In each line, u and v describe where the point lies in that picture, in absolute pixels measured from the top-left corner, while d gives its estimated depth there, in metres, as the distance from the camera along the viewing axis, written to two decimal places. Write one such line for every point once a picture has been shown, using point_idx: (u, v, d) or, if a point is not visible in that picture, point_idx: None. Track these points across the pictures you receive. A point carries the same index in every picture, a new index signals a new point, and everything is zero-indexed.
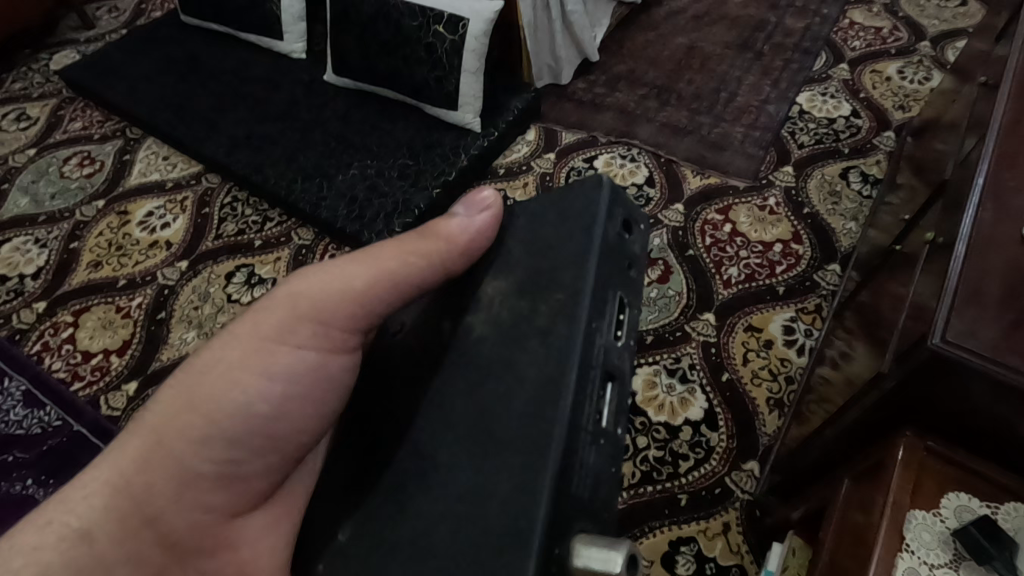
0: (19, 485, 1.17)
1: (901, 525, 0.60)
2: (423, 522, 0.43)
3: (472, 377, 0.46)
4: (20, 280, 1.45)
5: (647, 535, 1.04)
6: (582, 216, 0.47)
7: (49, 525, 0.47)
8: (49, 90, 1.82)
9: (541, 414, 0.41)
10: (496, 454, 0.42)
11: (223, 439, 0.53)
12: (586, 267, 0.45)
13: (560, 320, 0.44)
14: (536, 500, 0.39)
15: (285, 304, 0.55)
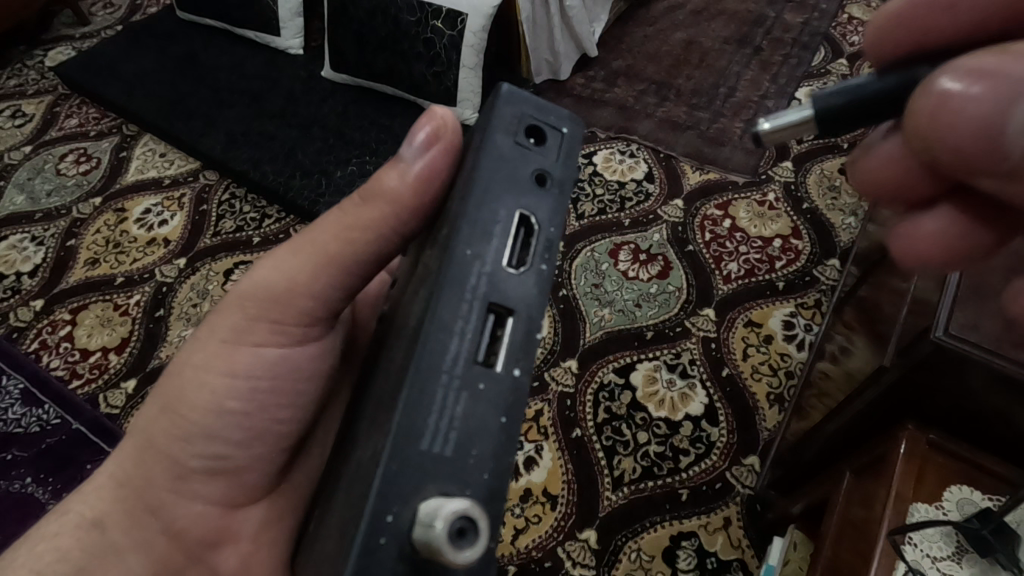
0: (18, 484, 1.16)
1: (903, 518, 0.60)
2: (337, 500, 0.41)
3: (393, 336, 0.45)
4: (17, 278, 1.44)
5: (648, 530, 1.04)
6: (479, 134, 0.43)
7: (66, 514, 0.53)
8: (44, 87, 1.81)
9: (405, 357, 0.37)
10: (377, 415, 0.39)
11: (204, 436, 0.53)
12: (467, 190, 0.40)
13: (439, 253, 0.40)
14: (378, 458, 0.34)
15: (236, 306, 0.55)
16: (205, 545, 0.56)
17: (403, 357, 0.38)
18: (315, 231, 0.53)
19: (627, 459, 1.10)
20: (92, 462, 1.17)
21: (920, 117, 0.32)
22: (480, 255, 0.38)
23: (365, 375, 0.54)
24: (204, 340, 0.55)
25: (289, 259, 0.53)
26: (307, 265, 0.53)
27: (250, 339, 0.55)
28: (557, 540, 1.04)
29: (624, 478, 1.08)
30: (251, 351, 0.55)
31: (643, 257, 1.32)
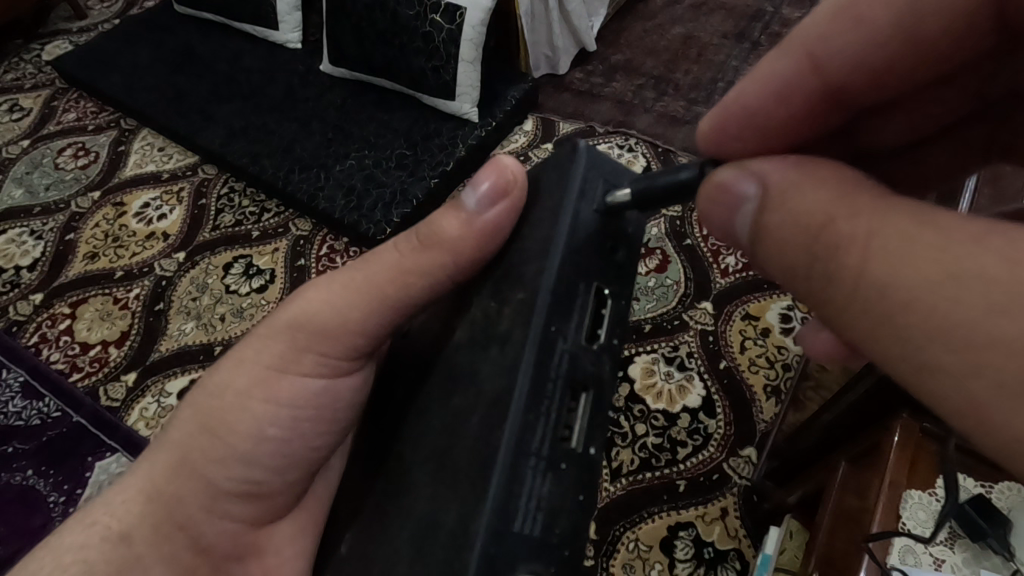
0: (19, 476, 1.16)
1: (898, 503, 0.61)
2: (391, 541, 0.43)
3: (447, 388, 0.46)
4: (16, 272, 1.44)
5: (647, 520, 1.05)
6: (555, 197, 0.47)
7: (93, 524, 0.50)
8: (42, 80, 1.81)
9: (492, 431, 0.40)
10: (453, 474, 0.41)
11: (241, 460, 0.54)
12: (545, 258, 0.44)
13: (518, 324, 0.43)
14: (470, 530, 0.38)
15: (285, 335, 0.56)
16: (229, 557, 0.56)
17: (485, 429, 0.41)
18: (365, 266, 0.54)
19: (626, 451, 1.11)
20: (93, 456, 1.17)
21: (701, 204, 0.41)
22: (563, 331, 0.43)
23: (388, 396, 0.54)
24: (245, 364, 0.56)
25: (341, 295, 0.54)
26: (357, 304, 0.54)
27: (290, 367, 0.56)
28: None
29: (623, 469, 1.09)
30: (292, 376, 0.56)
31: (643, 251, 1.33)
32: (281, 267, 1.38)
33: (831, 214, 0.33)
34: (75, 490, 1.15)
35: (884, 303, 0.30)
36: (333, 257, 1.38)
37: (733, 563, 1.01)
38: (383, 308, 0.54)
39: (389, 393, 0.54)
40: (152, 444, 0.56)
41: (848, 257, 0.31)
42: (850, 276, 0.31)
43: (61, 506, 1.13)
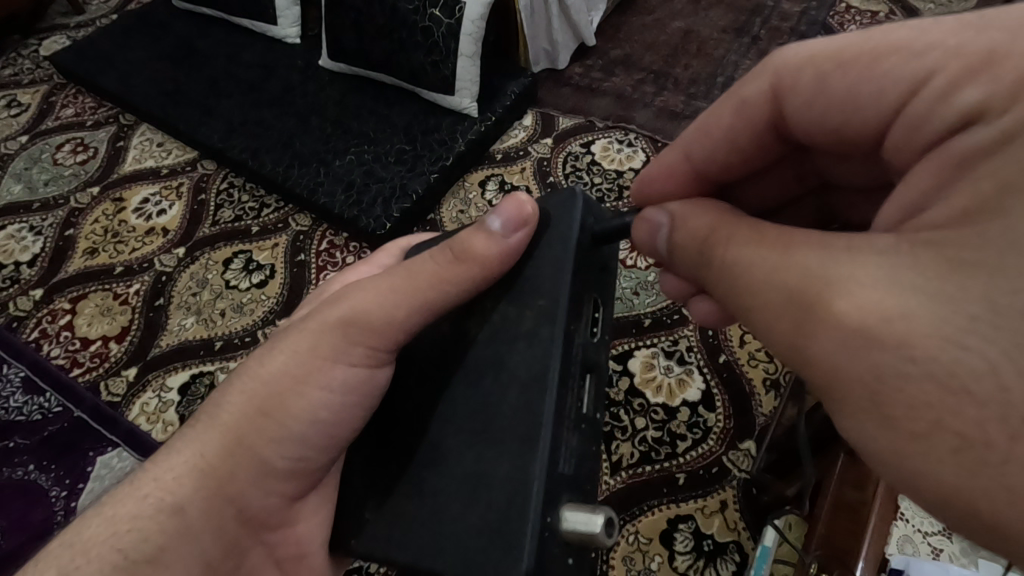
0: (20, 471, 1.17)
1: (896, 494, 0.62)
2: (438, 504, 0.49)
3: (472, 374, 0.51)
4: (16, 268, 1.44)
5: (646, 514, 1.05)
6: (560, 226, 0.52)
7: (146, 497, 0.53)
8: (39, 76, 1.80)
9: (532, 405, 0.47)
10: (497, 442, 0.48)
11: (294, 441, 0.55)
12: (557, 278, 0.50)
13: (544, 322, 0.49)
14: (529, 481, 0.45)
15: (338, 329, 0.56)
16: (268, 527, 0.59)
17: (523, 408, 0.48)
18: (410, 269, 0.54)
19: (625, 445, 1.12)
20: (95, 450, 1.18)
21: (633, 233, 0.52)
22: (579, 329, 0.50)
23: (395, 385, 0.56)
24: (301, 353, 0.56)
25: (389, 293, 0.54)
26: (403, 301, 0.53)
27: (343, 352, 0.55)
28: None
29: (623, 463, 1.10)
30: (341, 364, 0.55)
31: None
32: (281, 262, 1.38)
33: (713, 231, 0.45)
34: (76, 484, 1.15)
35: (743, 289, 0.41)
36: (333, 252, 1.38)
37: (733, 555, 1.01)
38: (425, 312, 0.54)
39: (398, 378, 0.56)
40: (201, 421, 0.56)
41: (718, 253, 0.44)
42: (726, 277, 0.43)
43: (62, 500, 1.14)
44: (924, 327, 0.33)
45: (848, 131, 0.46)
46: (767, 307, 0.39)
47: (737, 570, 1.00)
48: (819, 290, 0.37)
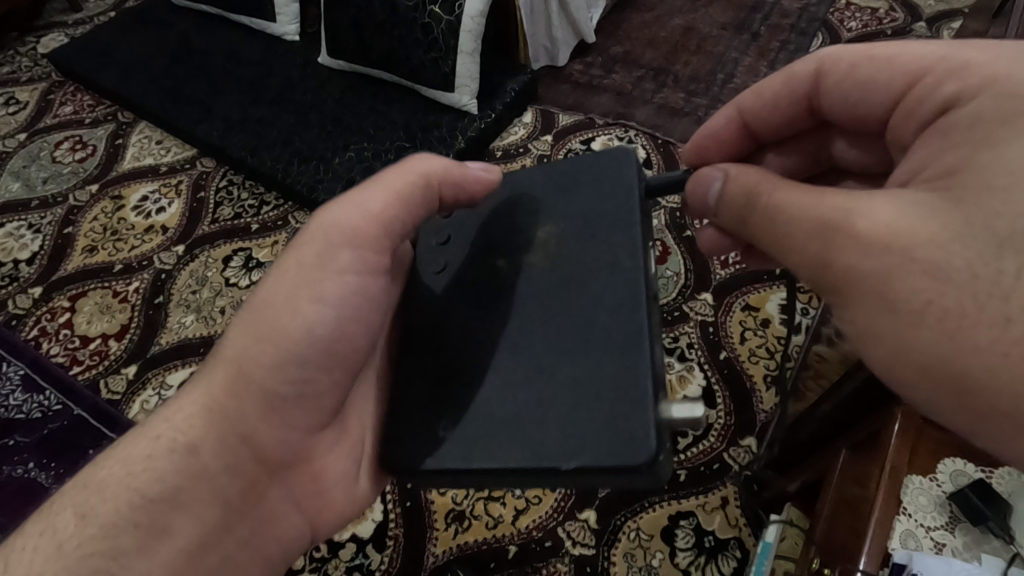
0: (21, 469, 1.16)
1: (899, 489, 0.61)
2: (535, 415, 0.49)
3: (556, 297, 0.53)
4: (15, 265, 1.44)
5: (648, 510, 1.05)
6: (618, 171, 0.57)
7: (158, 438, 0.52)
8: (38, 74, 1.80)
9: (624, 317, 0.51)
10: (593, 352, 0.50)
11: (295, 361, 0.56)
12: (629, 211, 0.55)
13: (625, 251, 0.53)
14: (639, 379, 0.48)
15: (318, 237, 0.58)
16: (285, 465, 0.58)
17: (620, 317, 0.51)
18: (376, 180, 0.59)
19: None
20: (95, 448, 1.17)
21: (689, 185, 0.55)
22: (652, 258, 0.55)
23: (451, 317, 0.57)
24: (285, 269, 0.58)
25: (361, 196, 0.58)
26: (380, 202, 0.58)
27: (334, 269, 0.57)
28: (557, 520, 1.06)
29: None
30: (330, 278, 0.57)
31: None
32: None
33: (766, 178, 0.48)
34: None
35: (777, 228, 0.45)
36: None
37: (734, 552, 1.01)
38: (402, 211, 0.59)
39: (452, 307, 0.57)
40: (207, 364, 0.58)
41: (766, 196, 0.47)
42: (764, 218, 0.47)
43: None
44: (922, 238, 0.38)
45: (865, 106, 0.51)
46: (802, 237, 0.43)
47: (738, 566, 1.00)
48: (846, 207, 0.41)
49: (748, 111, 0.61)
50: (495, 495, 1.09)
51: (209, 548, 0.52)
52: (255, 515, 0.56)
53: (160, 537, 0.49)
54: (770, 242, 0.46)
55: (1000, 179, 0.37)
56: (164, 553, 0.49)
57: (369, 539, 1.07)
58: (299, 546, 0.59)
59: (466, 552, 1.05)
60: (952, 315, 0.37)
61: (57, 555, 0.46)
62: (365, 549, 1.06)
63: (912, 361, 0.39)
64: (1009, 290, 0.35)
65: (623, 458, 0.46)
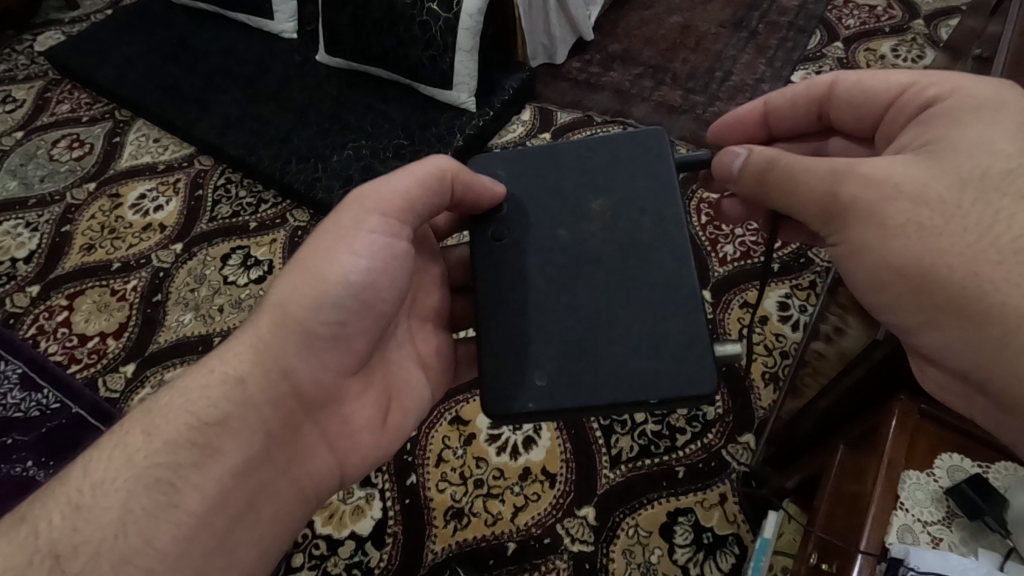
0: (19, 467, 1.16)
1: (897, 484, 0.61)
2: (616, 361, 0.59)
3: (619, 262, 0.62)
4: (13, 264, 1.44)
5: (646, 507, 1.05)
6: (658, 152, 0.66)
7: (212, 371, 0.56)
8: (34, 72, 1.79)
9: (681, 278, 0.61)
10: (659, 308, 0.60)
11: (332, 302, 0.58)
12: (671, 188, 0.64)
13: (672, 223, 0.63)
14: (701, 329, 0.59)
15: (353, 204, 0.62)
16: (316, 405, 0.60)
17: (681, 277, 0.61)
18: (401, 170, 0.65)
19: (625, 438, 1.12)
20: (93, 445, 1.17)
21: (716, 162, 0.61)
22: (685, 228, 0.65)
23: (520, 279, 0.63)
24: (325, 229, 0.62)
25: (392, 177, 0.64)
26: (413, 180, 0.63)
27: (370, 224, 0.61)
28: (556, 517, 1.06)
29: (622, 456, 1.10)
30: (367, 231, 0.61)
31: None
32: (278, 257, 1.38)
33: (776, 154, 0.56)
34: None
35: (795, 182, 0.53)
36: None
37: (732, 548, 1.01)
38: (426, 194, 0.64)
39: (518, 271, 0.63)
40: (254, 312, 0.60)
41: (777, 169, 0.55)
42: (784, 175, 0.54)
43: None
44: (906, 178, 0.48)
45: (865, 107, 0.59)
46: (814, 184, 0.52)
47: (737, 561, 1.00)
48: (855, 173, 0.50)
49: (773, 105, 0.68)
50: (494, 492, 1.09)
51: (251, 472, 0.54)
52: (294, 447, 0.58)
53: (210, 456, 0.52)
54: (785, 189, 0.55)
55: (963, 145, 0.48)
56: (214, 471, 0.51)
57: (368, 536, 1.07)
58: (330, 485, 0.61)
59: (465, 549, 1.05)
60: (925, 230, 0.46)
61: (129, 462, 0.50)
62: (365, 546, 1.06)
63: (886, 268, 0.48)
64: (966, 210, 0.45)
65: (693, 390, 0.57)
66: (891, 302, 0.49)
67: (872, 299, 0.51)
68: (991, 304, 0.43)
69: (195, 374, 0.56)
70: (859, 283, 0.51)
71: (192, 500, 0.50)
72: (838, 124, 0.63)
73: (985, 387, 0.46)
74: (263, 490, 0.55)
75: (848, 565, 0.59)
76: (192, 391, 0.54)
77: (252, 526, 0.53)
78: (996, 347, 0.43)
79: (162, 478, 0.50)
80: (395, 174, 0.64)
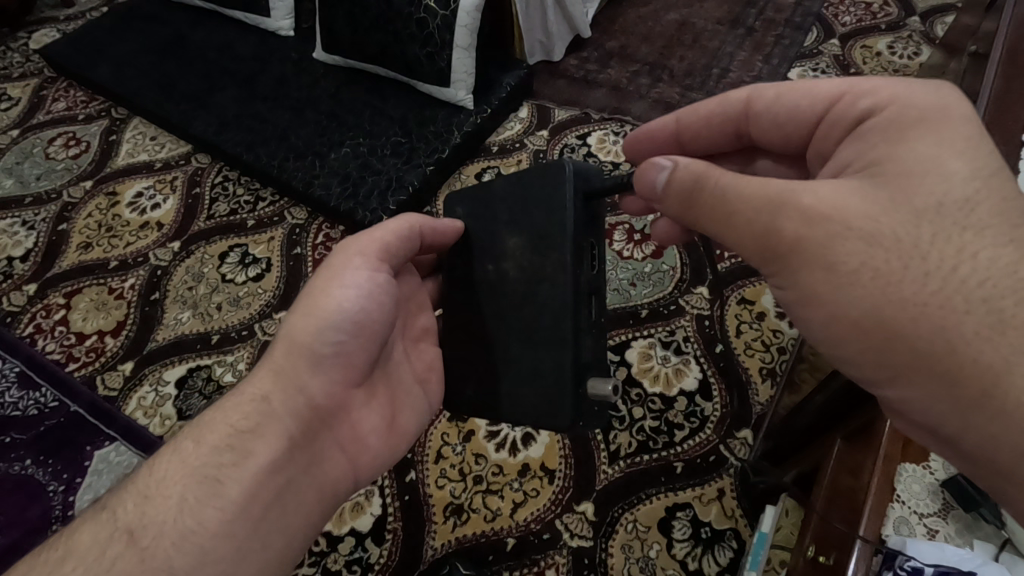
0: (17, 466, 1.15)
1: (893, 476, 0.62)
2: (503, 388, 0.65)
3: (515, 300, 0.64)
4: (9, 262, 1.43)
5: (646, 501, 1.06)
6: (556, 191, 0.62)
7: (245, 395, 0.60)
8: (29, 70, 1.78)
9: (558, 322, 0.61)
10: (538, 347, 0.62)
11: (330, 327, 0.61)
12: (564, 230, 0.61)
13: (558, 267, 0.61)
14: (566, 371, 0.60)
15: (342, 249, 0.66)
16: (331, 414, 0.62)
17: (559, 321, 0.61)
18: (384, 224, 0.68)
19: (624, 434, 1.12)
20: (92, 444, 1.17)
21: (641, 178, 0.56)
22: (586, 266, 0.62)
23: (451, 305, 0.69)
24: (322, 267, 0.65)
25: (380, 227, 0.68)
26: (397, 229, 0.68)
27: (356, 264, 0.64)
28: (556, 512, 1.06)
29: (621, 452, 1.11)
30: (357, 268, 0.64)
31: (638, 237, 1.33)
32: (276, 255, 1.38)
33: (703, 175, 0.51)
34: (75, 478, 1.13)
35: (735, 211, 0.49)
36: (329, 246, 1.39)
37: (730, 542, 1.02)
38: (416, 240, 0.69)
39: (462, 299, 0.68)
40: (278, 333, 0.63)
41: (707, 195, 0.51)
42: (715, 199, 0.50)
43: (61, 495, 1.12)
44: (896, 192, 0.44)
45: (791, 126, 0.58)
46: (753, 217, 0.48)
47: (735, 556, 1.01)
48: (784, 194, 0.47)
49: (685, 122, 0.67)
50: (494, 487, 1.09)
51: (278, 471, 0.56)
52: (312, 450, 0.60)
53: (246, 457, 0.55)
54: (720, 222, 0.50)
55: (912, 171, 0.44)
56: (249, 470, 0.54)
57: (368, 533, 1.07)
58: (346, 485, 0.63)
59: (465, 545, 1.05)
60: (881, 276, 0.43)
61: (187, 464, 0.54)
62: (365, 542, 1.07)
63: (844, 322, 0.45)
64: (925, 252, 0.42)
65: (556, 422, 0.61)
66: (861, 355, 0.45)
67: (836, 355, 0.47)
68: (970, 362, 0.40)
69: (233, 393, 0.61)
70: (818, 331, 0.47)
71: (235, 491, 0.53)
72: (764, 140, 0.62)
73: (956, 442, 0.43)
74: (288, 487, 0.57)
75: (844, 563, 0.59)
76: (230, 408, 0.59)
77: (280, 520, 0.55)
78: (971, 407, 0.40)
79: (208, 476, 0.54)
80: (378, 224, 0.68)
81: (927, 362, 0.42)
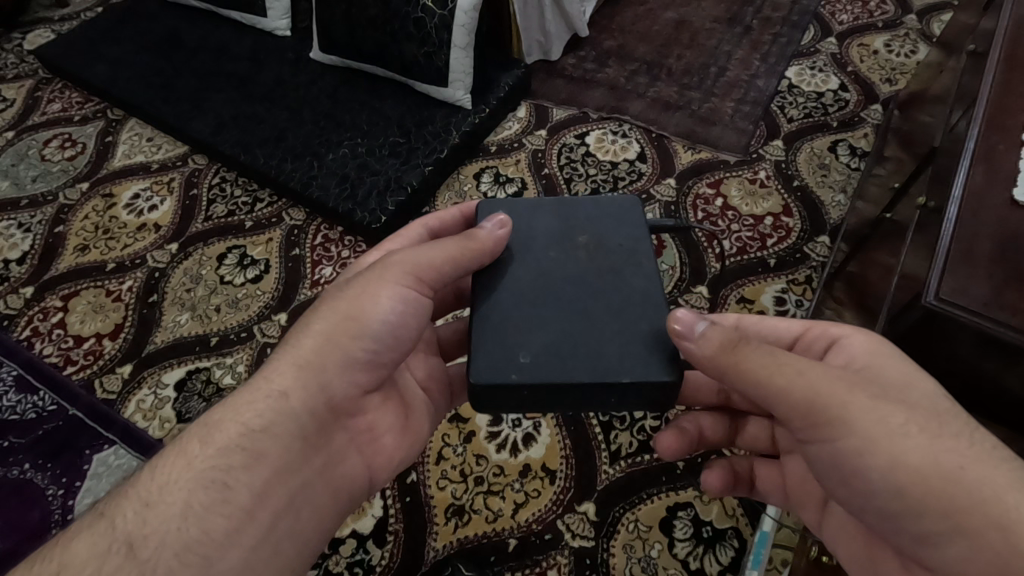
0: (16, 470, 1.14)
1: None
2: (591, 347, 0.56)
3: (594, 278, 0.62)
4: (5, 265, 1.42)
5: (647, 501, 1.06)
6: (629, 212, 0.68)
7: (258, 389, 0.58)
8: (24, 71, 1.77)
9: (648, 296, 0.60)
10: (629, 313, 0.59)
11: (367, 335, 0.61)
12: (641, 237, 0.66)
13: (641, 258, 0.64)
14: (667, 335, 0.57)
15: (392, 267, 0.63)
16: (348, 415, 0.63)
17: (649, 297, 0.60)
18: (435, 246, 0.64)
19: (624, 434, 1.12)
20: (92, 448, 1.16)
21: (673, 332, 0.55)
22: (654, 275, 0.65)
23: (506, 279, 0.62)
24: (367, 276, 0.63)
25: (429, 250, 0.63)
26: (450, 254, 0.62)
27: (406, 280, 0.63)
28: (556, 513, 1.06)
29: (621, 452, 1.11)
30: (406, 281, 0.63)
31: None
32: (275, 257, 1.38)
33: (733, 343, 0.52)
34: (74, 482, 1.12)
35: (784, 374, 0.50)
36: (328, 247, 1.38)
37: (732, 541, 1.02)
38: (455, 270, 0.63)
39: (513, 276, 0.63)
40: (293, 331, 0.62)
41: (737, 363, 0.51)
42: (761, 364, 0.51)
43: (60, 499, 1.11)
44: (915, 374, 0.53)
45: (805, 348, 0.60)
46: (796, 378, 0.50)
47: (736, 555, 1.01)
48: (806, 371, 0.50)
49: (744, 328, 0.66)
50: (494, 489, 1.09)
51: (289, 474, 0.56)
52: (327, 451, 0.61)
53: (256, 459, 0.55)
54: (760, 377, 0.50)
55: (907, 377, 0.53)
56: (260, 473, 0.55)
57: (369, 535, 1.07)
58: (359, 486, 0.64)
59: (466, 546, 1.05)
60: (929, 433, 0.47)
61: (189, 467, 0.52)
62: (365, 544, 1.06)
63: (903, 469, 0.46)
64: (948, 421, 0.48)
65: (664, 375, 0.54)
66: (885, 492, 0.48)
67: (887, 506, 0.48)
68: (1010, 511, 0.43)
69: (247, 387, 0.58)
70: (879, 482, 0.48)
71: (244, 496, 0.53)
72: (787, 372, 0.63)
73: None
74: (301, 490, 0.57)
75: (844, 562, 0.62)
76: (242, 405, 0.57)
77: (290, 524, 0.56)
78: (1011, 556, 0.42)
79: (216, 480, 0.53)
80: (437, 243, 0.64)
81: (958, 507, 0.45)
